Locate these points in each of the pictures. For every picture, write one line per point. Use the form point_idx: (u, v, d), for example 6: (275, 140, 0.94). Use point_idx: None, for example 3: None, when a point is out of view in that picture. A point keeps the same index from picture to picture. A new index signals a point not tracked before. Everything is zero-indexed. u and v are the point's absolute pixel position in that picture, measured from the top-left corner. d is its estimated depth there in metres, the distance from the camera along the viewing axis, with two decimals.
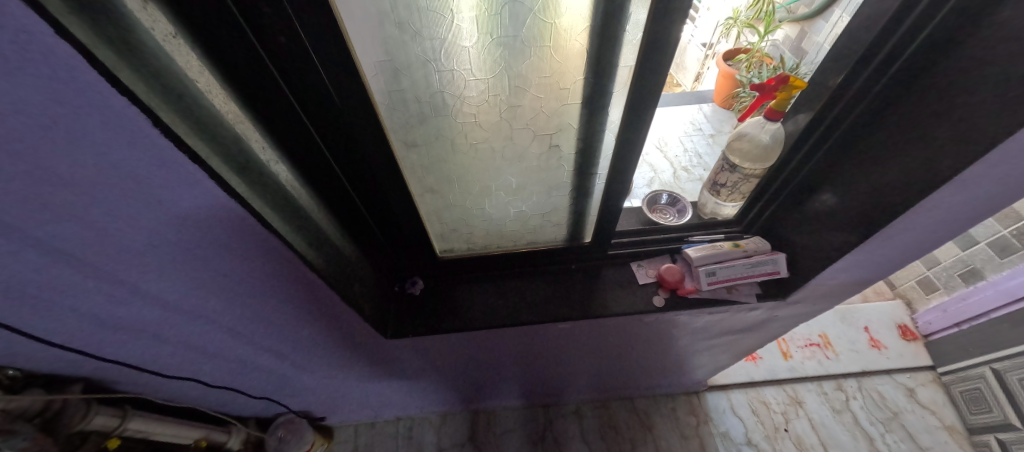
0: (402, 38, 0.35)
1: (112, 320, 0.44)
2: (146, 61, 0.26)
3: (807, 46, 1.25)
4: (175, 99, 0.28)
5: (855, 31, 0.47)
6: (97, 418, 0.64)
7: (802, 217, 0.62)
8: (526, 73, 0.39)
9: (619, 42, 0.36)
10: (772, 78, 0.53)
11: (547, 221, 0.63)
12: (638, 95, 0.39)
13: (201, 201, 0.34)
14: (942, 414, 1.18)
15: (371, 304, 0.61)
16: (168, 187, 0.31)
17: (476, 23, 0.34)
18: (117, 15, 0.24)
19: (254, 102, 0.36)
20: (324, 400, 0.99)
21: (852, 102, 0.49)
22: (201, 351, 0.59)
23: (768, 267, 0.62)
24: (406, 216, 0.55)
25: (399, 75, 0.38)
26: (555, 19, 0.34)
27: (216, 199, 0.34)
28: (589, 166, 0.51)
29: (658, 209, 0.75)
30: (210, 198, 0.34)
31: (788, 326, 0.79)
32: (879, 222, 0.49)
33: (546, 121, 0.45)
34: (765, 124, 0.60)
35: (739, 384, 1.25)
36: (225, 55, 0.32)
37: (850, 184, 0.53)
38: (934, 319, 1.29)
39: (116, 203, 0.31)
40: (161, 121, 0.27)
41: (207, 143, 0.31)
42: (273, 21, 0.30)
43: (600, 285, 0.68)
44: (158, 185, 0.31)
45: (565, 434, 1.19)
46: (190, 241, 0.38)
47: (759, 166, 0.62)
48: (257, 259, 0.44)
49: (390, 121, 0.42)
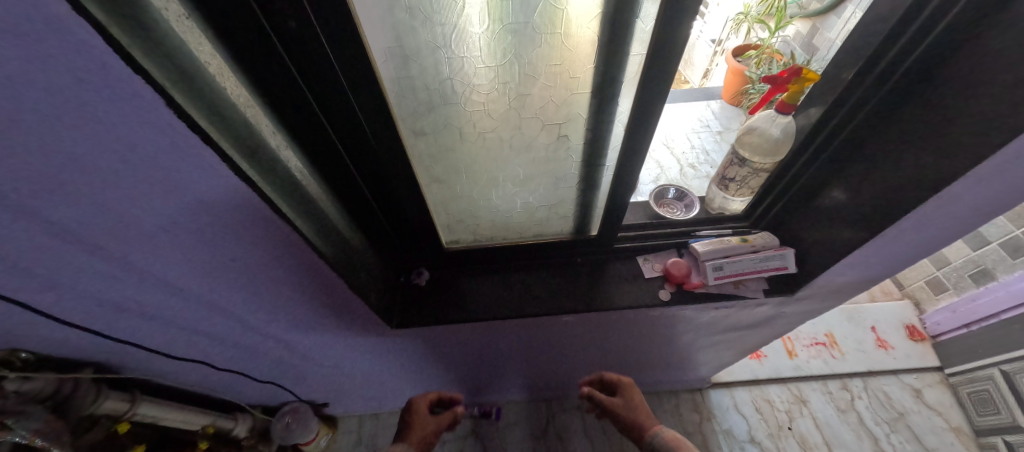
0: (412, 23, 0.35)
1: (123, 302, 0.45)
2: (161, 43, 0.26)
3: (818, 42, 1.23)
4: (188, 81, 0.28)
5: (869, 23, 0.46)
6: (107, 401, 0.65)
7: (811, 213, 0.61)
8: (535, 61, 0.39)
9: (631, 31, 0.35)
10: (785, 71, 0.52)
11: (553, 213, 0.62)
12: (650, 84, 0.38)
13: (211, 184, 0.34)
14: (949, 416, 1.17)
15: (378, 294, 0.61)
16: (178, 168, 0.32)
17: (487, 9, 0.34)
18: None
19: (264, 87, 0.36)
20: (329, 390, 1.00)
21: (865, 96, 0.48)
22: (208, 336, 0.60)
23: (776, 262, 0.62)
24: (412, 206, 0.55)
25: (408, 62, 0.38)
26: (566, 6, 0.34)
27: (226, 182, 0.35)
28: (597, 157, 0.51)
29: (666, 203, 0.75)
30: (220, 181, 0.34)
31: (794, 323, 0.78)
32: (891, 217, 0.49)
33: (554, 111, 0.44)
34: (777, 117, 0.59)
35: (743, 382, 1.25)
36: (237, 40, 0.32)
37: (861, 179, 0.52)
38: (943, 319, 1.27)
39: (127, 182, 0.31)
40: (175, 103, 0.27)
41: (219, 127, 0.31)
42: (285, 6, 0.30)
43: (605, 279, 0.68)
44: (169, 166, 0.31)
45: (567, 428, 1.19)
46: (199, 224, 0.38)
47: (770, 159, 0.61)
48: (264, 245, 0.45)
49: (399, 109, 0.42)
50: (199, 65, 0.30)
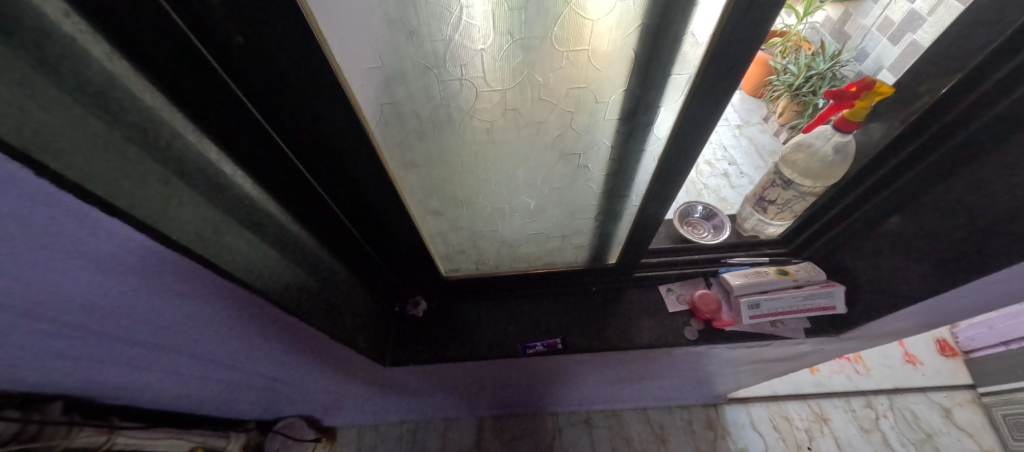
0: (396, 38, 0.27)
1: (67, 363, 0.38)
2: (31, 80, 0.18)
3: (851, 30, 1.11)
4: (85, 127, 0.21)
5: (979, 26, 0.37)
6: (83, 437, 0.57)
7: (869, 244, 0.52)
8: (552, 83, 0.31)
9: (678, 46, 0.27)
10: (852, 84, 0.43)
11: (566, 243, 0.55)
12: (693, 112, 0.31)
13: (130, 260, 0.26)
14: (981, 438, 1.09)
15: (367, 334, 0.54)
16: (73, 248, 0.23)
17: (490, 19, 0.26)
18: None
19: (211, 122, 0.29)
20: (323, 408, 0.95)
21: (964, 114, 0.39)
22: (180, 377, 0.54)
23: (822, 301, 0.54)
24: (405, 239, 0.48)
25: (392, 85, 0.30)
26: (595, 16, 0.26)
27: (142, 250, 0.26)
28: (621, 187, 0.44)
29: (691, 223, 0.67)
30: (133, 250, 0.26)
31: (828, 358, 0.70)
32: (979, 269, 0.40)
33: (573, 138, 0.37)
34: (833, 135, 0.51)
35: (761, 398, 1.17)
36: (167, 68, 0.24)
37: (936, 213, 0.44)
38: (977, 335, 1.19)
39: (20, 274, 0.23)
40: (50, 169, 0.18)
41: (140, 184, 0.24)
42: (224, 16, 0.23)
43: (621, 311, 0.61)
44: (79, 242, 0.23)
45: (574, 444, 1.14)
46: (139, 297, 0.30)
47: (820, 183, 0.54)
48: (224, 300, 0.37)
49: (383, 138, 0.35)
50: (111, 103, 0.22)
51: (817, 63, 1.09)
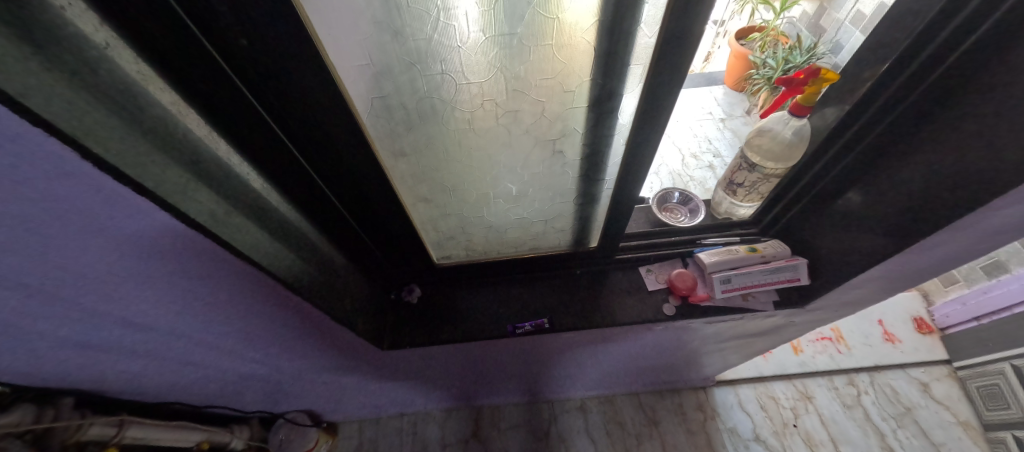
0: (382, 38, 0.30)
1: (88, 351, 0.41)
2: (73, 79, 0.21)
3: (826, 23, 1.16)
4: (117, 120, 0.24)
5: (902, 19, 0.42)
6: (94, 427, 0.59)
7: (828, 219, 0.57)
8: (525, 75, 0.35)
9: (631, 38, 0.31)
10: (802, 71, 0.47)
11: (550, 227, 0.59)
12: (652, 98, 0.34)
13: (151, 240, 0.29)
14: (957, 410, 1.14)
15: (366, 318, 0.58)
16: (96, 230, 0.26)
17: (469, 17, 0.30)
18: (36, 36, 0.20)
19: (223, 119, 0.32)
20: (324, 402, 0.97)
21: (896, 96, 0.44)
22: (188, 369, 0.57)
23: (788, 274, 0.58)
24: (399, 227, 0.52)
25: (381, 80, 0.34)
26: (559, 13, 0.30)
27: (164, 231, 0.29)
28: (596, 172, 0.47)
29: (669, 208, 0.72)
30: (157, 229, 0.29)
31: (803, 330, 0.75)
32: (919, 235, 0.44)
33: (548, 126, 0.41)
34: (790, 119, 0.55)
35: (747, 380, 1.22)
36: (179, 69, 0.27)
37: (882, 187, 0.48)
38: (952, 312, 1.23)
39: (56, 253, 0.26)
40: (94, 153, 0.22)
41: (164, 169, 0.27)
42: (231, 23, 0.26)
43: (604, 291, 0.65)
44: (109, 224, 0.26)
45: (569, 430, 1.17)
46: (158, 280, 0.33)
47: (782, 165, 0.59)
48: (232, 290, 0.40)
49: (375, 131, 0.39)
50: (139, 99, 0.26)
51: (794, 56, 1.15)
